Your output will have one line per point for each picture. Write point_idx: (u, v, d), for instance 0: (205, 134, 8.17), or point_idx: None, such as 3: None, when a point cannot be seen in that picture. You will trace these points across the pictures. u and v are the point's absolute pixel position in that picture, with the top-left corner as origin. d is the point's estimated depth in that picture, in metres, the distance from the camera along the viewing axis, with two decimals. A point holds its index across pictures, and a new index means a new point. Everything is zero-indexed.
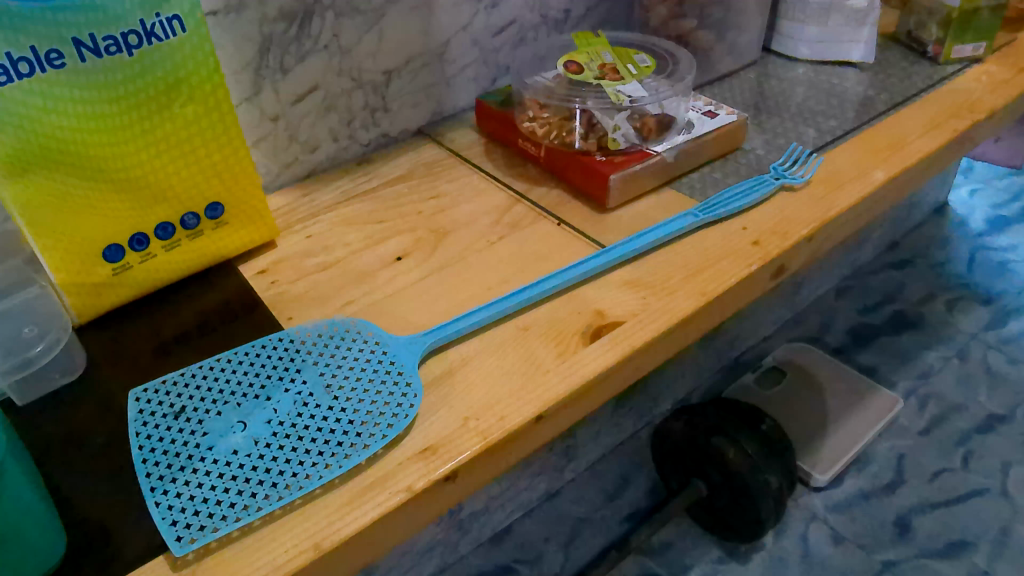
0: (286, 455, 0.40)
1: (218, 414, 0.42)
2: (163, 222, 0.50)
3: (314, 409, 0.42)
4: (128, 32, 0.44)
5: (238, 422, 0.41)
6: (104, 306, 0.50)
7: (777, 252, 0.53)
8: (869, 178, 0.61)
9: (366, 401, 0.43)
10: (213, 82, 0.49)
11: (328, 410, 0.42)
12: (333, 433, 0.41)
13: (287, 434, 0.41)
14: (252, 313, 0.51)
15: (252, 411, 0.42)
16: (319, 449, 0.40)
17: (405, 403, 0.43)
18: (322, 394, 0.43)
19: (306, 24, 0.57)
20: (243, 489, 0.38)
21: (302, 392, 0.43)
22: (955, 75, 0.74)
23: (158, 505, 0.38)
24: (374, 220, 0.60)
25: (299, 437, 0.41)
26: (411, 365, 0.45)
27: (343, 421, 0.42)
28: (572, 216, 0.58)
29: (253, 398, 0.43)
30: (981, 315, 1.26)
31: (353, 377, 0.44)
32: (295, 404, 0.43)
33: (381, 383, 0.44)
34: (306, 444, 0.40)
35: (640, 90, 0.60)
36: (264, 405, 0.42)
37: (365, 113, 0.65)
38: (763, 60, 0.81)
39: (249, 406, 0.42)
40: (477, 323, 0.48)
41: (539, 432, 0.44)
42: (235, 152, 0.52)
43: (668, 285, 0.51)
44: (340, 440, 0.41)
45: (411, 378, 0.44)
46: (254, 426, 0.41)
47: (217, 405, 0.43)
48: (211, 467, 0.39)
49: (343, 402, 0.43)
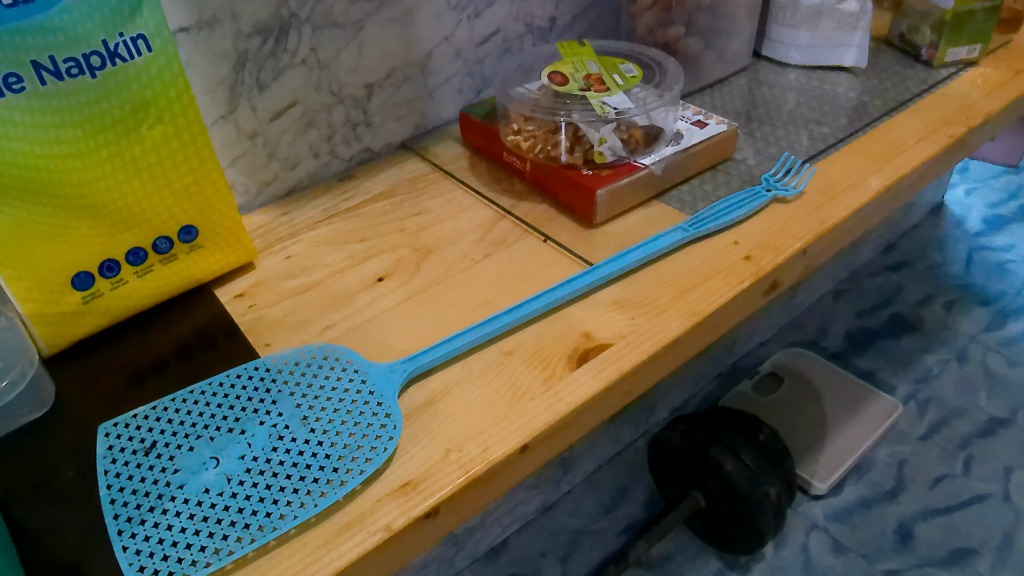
0: (259, 493, 0.38)
1: (190, 450, 0.40)
2: (134, 247, 0.48)
3: (290, 443, 0.41)
4: (90, 54, 0.42)
5: (210, 458, 0.40)
6: (74, 335, 0.49)
7: (770, 268, 0.52)
8: (864, 186, 0.59)
9: (344, 433, 0.41)
10: (183, 102, 0.47)
11: (304, 444, 0.41)
12: (309, 469, 0.39)
13: (261, 470, 0.39)
14: (229, 339, 0.50)
15: (226, 446, 0.40)
16: (294, 486, 0.39)
17: (384, 436, 0.41)
18: (298, 427, 0.41)
19: (282, 39, 0.55)
20: (214, 531, 0.37)
21: (277, 425, 0.41)
22: (950, 79, 0.73)
23: (125, 550, 0.36)
24: (356, 239, 0.58)
25: (273, 474, 0.39)
26: (391, 395, 0.43)
27: (320, 454, 0.40)
28: (558, 232, 0.57)
29: (227, 432, 0.41)
30: (979, 316, 1.24)
31: (330, 409, 0.42)
32: (270, 438, 0.41)
33: (359, 415, 0.42)
34: (280, 482, 0.39)
35: (626, 101, 0.58)
36: (238, 440, 0.41)
37: (346, 128, 0.64)
38: (754, 66, 0.79)
39: (222, 441, 0.41)
40: (460, 346, 0.47)
41: (524, 463, 0.43)
42: (209, 174, 0.50)
43: (657, 303, 0.49)
44: (316, 476, 0.39)
45: (390, 409, 0.43)
46: (226, 463, 0.40)
47: (190, 440, 0.41)
48: (181, 508, 0.37)
49: (320, 436, 0.41)
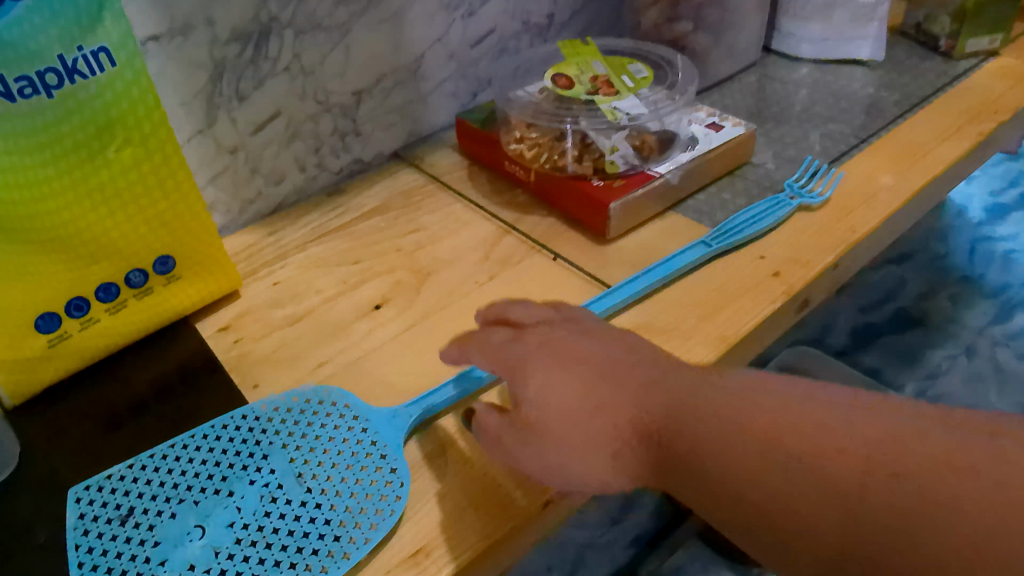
0: (251, 569, 0.34)
1: (171, 517, 0.36)
2: (105, 282, 0.44)
3: (285, 505, 0.36)
4: (45, 71, 0.37)
5: (194, 527, 0.35)
6: (41, 382, 0.44)
7: (801, 284, 0.48)
8: (893, 191, 0.55)
9: (345, 493, 0.37)
10: (153, 121, 0.42)
11: (301, 507, 0.36)
12: (306, 537, 0.35)
13: (252, 540, 0.35)
14: (214, 378, 0.45)
15: (212, 512, 0.36)
16: (290, 558, 0.34)
17: (390, 495, 0.37)
18: (293, 486, 0.37)
19: (262, 44, 0.51)
20: None
21: (270, 485, 0.37)
22: (971, 71, 0.69)
23: None
24: (349, 261, 0.54)
25: (266, 544, 0.35)
26: (395, 446, 0.39)
27: (318, 519, 0.36)
28: (568, 248, 0.53)
29: (213, 494, 0.37)
30: (985, 309, 1.21)
31: (328, 464, 0.38)
32: (261, 500, 0.36)
33: (362, 470, 0.38)
34: (274, 553, 0.34)
35: (638, 106, 0.54)
36: (226, 503, 0.36)
37: (334, 139, 0.59)
38: (763, 61, 0.75)
39: (207, 505, 0.36)
40: (475, 384, 0.42)
41: (548, 517, 0.39)
42: (185, 198, 0.45)
43: (682, 328, 0.45)
44: (315, 546, 0.35)
45: (395, 462, 0.38)
46: (213, 533, 0.35)
47: (171, 505, 0.36)
48: None
49: (318, 496, 0.37)
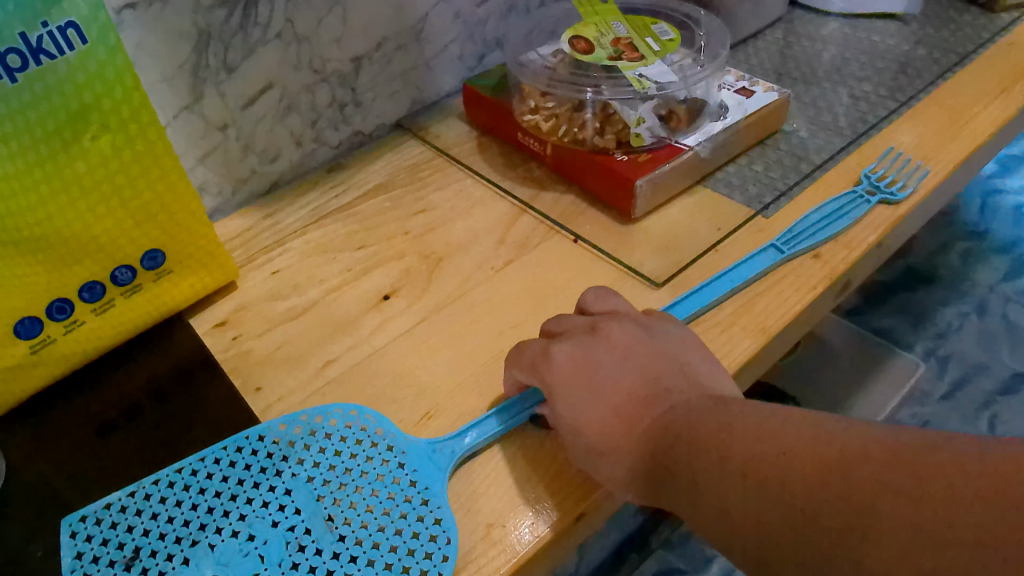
0: None
1: (183, 565, 0.32)
2: (89, 281, 0.40)
3: (313, 557, 0.33)
4: (6, 52, 0.32)
5: None
6: (26, 390, 0.40)
7: (845, 267, 0.44)
8: (937, 159, 0.51)
9: (381, 543, 0.33)
10: (134, 103, 0.38)
11: (331, 559, 0.32)
12: None
13: None
14: (213, 381, 0.42)
15: (231, 562, 0.32)
16: None
17: (432, 545, 0.33)
18: (322, 533, 0.33)
19: (251, 10, 0.46)
20: None
21: (296, 531, 0.33)
22: (1013, 24, 0.64)
23: None
24: (354, 246, 0.50)
25: None
26: (438, 485, 0.35)
27: (343, 558, 0.33)
28: (589, 229, 0.49)
29: (230, 538, 0.33)
30: (998, 265, 1.18)
31: (362, 507, 0.34)
32: (286, 549, 0.33)
33: (400, 514, 0.34)
34: None
35: (667, 74, 0.49)
36: (246, 552, 0.33)
37: (332, 110, 0.54)
38: (789, 16, 0.70)
39: (225, 552, 0.33)
40: (525, 413, 0.38)
41: (580, 529, 0.36)
42: (173, 187, 0.41)
43: (719, 319, 0.42)
44: None
45: (438, 504, 0.34)
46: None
47: (183, 548, 0.33)
48: None
49: (351, 547, 0.33)
